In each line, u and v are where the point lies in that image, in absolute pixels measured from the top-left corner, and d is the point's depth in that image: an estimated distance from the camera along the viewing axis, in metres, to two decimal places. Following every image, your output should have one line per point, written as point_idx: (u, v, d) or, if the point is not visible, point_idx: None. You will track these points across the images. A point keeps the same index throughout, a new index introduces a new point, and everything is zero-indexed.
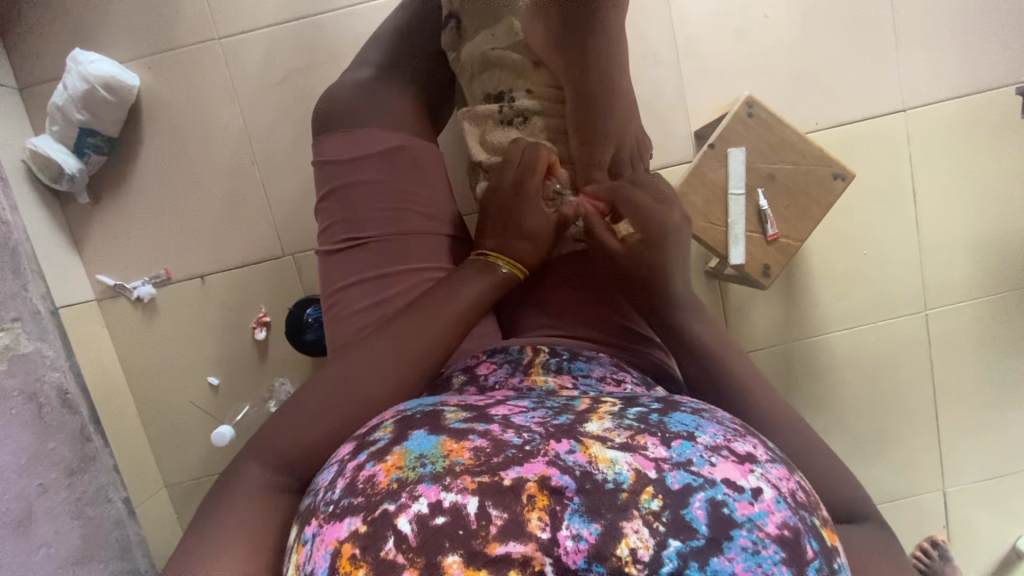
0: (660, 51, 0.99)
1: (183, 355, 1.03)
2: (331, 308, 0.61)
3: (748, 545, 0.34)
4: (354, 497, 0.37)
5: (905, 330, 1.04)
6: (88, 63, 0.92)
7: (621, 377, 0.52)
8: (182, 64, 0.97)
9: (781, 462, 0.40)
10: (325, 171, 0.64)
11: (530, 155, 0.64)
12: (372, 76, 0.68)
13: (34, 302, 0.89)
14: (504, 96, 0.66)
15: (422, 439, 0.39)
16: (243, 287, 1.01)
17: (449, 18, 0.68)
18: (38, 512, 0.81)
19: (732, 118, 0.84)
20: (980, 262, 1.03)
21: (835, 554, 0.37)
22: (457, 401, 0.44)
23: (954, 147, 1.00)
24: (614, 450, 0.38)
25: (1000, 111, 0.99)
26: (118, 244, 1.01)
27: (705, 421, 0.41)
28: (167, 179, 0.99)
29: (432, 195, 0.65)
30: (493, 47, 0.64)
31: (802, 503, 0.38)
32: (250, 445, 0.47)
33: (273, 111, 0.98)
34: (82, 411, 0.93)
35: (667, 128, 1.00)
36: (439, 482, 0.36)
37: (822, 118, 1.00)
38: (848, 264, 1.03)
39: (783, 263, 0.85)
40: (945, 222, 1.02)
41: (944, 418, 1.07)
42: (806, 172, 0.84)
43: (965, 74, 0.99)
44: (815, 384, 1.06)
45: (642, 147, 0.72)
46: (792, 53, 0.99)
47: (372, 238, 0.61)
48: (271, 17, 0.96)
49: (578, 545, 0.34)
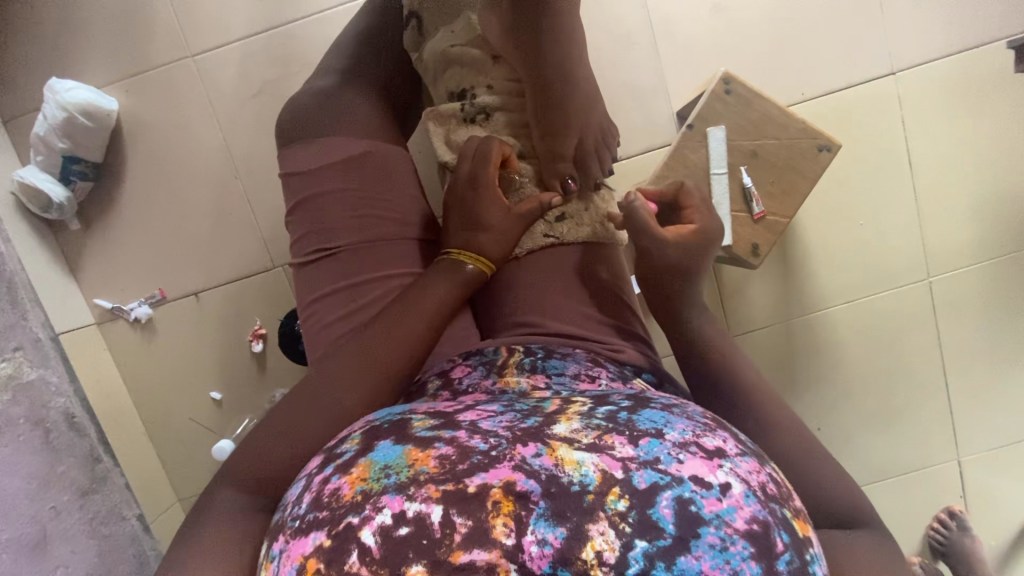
0: (635, 32, 0.97)
1: (183, 371, 1.04)
2: (308, 319, 0.61)
3: (716, 542, 0.35)
4: (320, 511, 0.37)
5: (908, 300, 1.02)
6: (66, 91, 0.93)
7: (596, 373, 0.51)
8: (159, 84, 0.97)
9: (753, 455, 0.41)
10: (295, 182, 0.64)
11: (485, 147, 0.63)
12: (336, 83, 0.67)
13: (34, 330, 0.91)
14: (466, 92, 0.67)
15: (387, 449, 0.39)
16: (237, 301, 1.02)
17: (410, 17, 0.68)
18: (53, 534, 0.84)
19: (710, 97, 0.82)
20: (982, 225, 1.00)
21: (807, 544, 0.37)
22: (426, 409, 0.44)
23: (948, 107, 0.97)
24: (580, 451, 0.38)
25: (995, 67, 0.96)
26: (111, 267, 1.02)
27: (675, 417, 0.42)
28: (154, 200, 1.00)
29: (403, 200, 0.65)
30: (452, 44, 0.64)
31: (773, 496, 0.38)
32: (231, 461, 0.48)
33: (251, 123, 0.98)
34: (91, 433, 0.95)
35: (649, 111, 0.98)
36: (402, 492, 0.36)
37: (809, 88, 0.97)
38: (845, 236, 1.01)
39: (772, 242, 0.83)
40: (943, 185, 0.99)
41: (954, 387, 1.04)
42: (790, 146, 0.81)
43: (954, 31, 0.95)
44: (818, 360, 1.04)
45: (607, 137, 0.71)
46: (772, 23, 0.96)
47: (344, 247, 0.61)
48: (242, 29, 0.96)
49: (543, 550, 0.34)
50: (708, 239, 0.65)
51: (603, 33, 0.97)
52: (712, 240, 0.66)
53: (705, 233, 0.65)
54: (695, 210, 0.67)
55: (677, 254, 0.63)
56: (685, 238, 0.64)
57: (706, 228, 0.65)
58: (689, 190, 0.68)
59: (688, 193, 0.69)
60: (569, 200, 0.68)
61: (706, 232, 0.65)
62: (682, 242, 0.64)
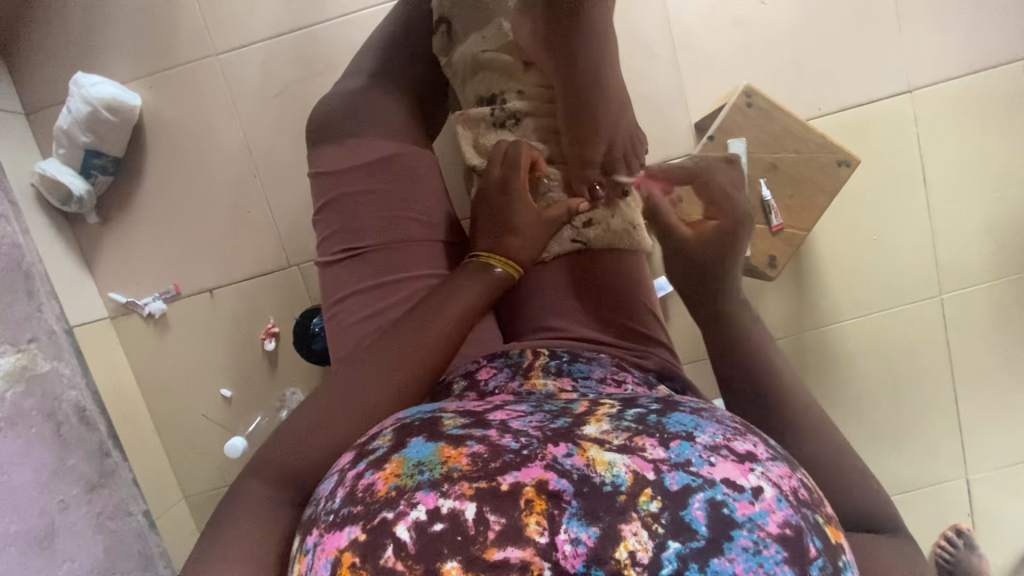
0: (657, 44, 0.98)
1: (194, 367, 1.04)
2: (332, 318, 0.62)
3: (750, 545, 0.35)
4: (353, 506, 0.37)
5: (921, 316, 1.02)
6: (91, 85, 0.94)
7: (622, 378, 0.52)
8: (182, 81, 0.98)
9: (783, 460, 0.41)
10: (321, 182, 0.65)
11: (514, 152, 0.64)
12: (365, 85, 0.68)
13: (49, 322, 0.90)
14: (496, 97, 0.67)
15: (419, 446, 0.40)
16: (251, 299, 1.02)
17: (439, 23, 0.69)
18: (61, 527, 0.82)
19: (731, 110, 0.83)
20: (996, 244, 1.00)
21: (840, 551, 0.37)
22: (455, 408, 0.45)
23: (963, 126, 0.98)
24: (612, 452, 0.38)
25: (1009, 89, 0.97)
26: (127, 262, 1.02)
27: (704, 421, 0.42)
28: (173, 195, 1.01)
29: (428, 202, 0.66)
30: (484, 49, 0.65)
31: (804, 501, 0.38)
32: (256, 455, 0.48)
33: (272, 123, 0.99)
34: (101, 427, 0.94)
35: (668, 122, 0.99)
36: (437, 488, 0.37)
37: (825, 104, 0.99)
38: (859, 250, 1.01)
39: (789, 255, 0.84)
40: (957, 203, 1.00)
41: (964, 404, 1.04)
42: (809, 161, 0.82)
43: (971, 52, 0.96)
44: (830, 374, 1.04)
45: (636, 142, 0.70)
46: (791, 39, 0.97)
47: (369, 248, 0.61)
48: (266, 30, 0.97)
49: (577, 549, 0.35)
50: (735, 228, 0.62)
51: (625, 44, 0.98)
52: (739, 229, 0.62)
53: (729, 226, 0.62)
54: (715, 202, 0.63)
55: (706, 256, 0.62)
56: (707, 235, 0.62)
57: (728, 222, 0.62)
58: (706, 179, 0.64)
59: (711, 181, 0.64)
60: (596, 205, 0.68)
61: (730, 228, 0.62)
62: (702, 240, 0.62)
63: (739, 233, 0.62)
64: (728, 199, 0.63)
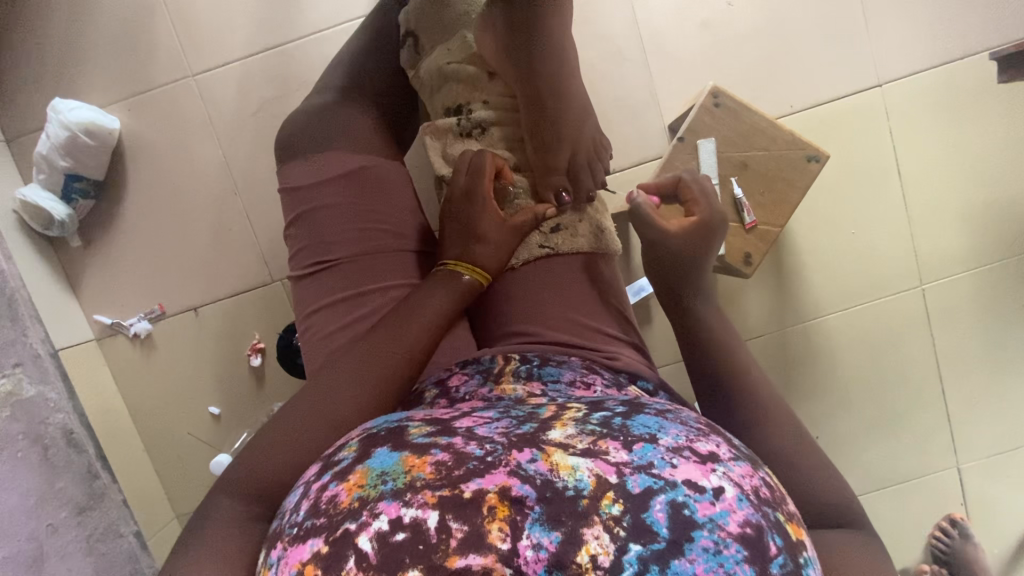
0: (627, 49, 0.99)
1: (182, 386, 1.04)
2: (306, 331, 0.63)
3: (710, 545, 0.35)
4: (317, 518, 0.38)
5: (903, 307, 1.03)
6: (68, 110, 0.95)
7: (591, 380, 0.52)
8: (161, 103, 0.99)
9: (746, 459, 0.41)
10: (292, 198, 0.66)
11: (478, 161, 0.65)
12: (335, 102, 0.69)
13: (34, 346, 0.90)
14: (462, 107, 0.69)
15: (385, 456, 0.40)
16: (236, 315, 1.03)
17: (406, 36, 0.71)
18: (49, 551, 0.82)
19: (699, 110, 0.84)
20: (972, 232, 1.01)
21: (801, 548, 0.38)
22: (422, 416, 0.45)
23: (934, 117, 0.99)
24: (575, 457, 0.39)
25: (977, 79, 0.98)
26: (111, 283, 1.03)
27: (668, 423, 0.42)
28: (155, 214, 1.02)
29: (396, 214, 0.66)
30: (449, 61, 0.67)
31: (765, 500, 0.39)
32: (228, 474, 0.48)
33: (251, 140, 1.00)
34: (89, 449, 0.93)
35: (642, 125, 1.00)
36: (399, 498, 0.37)
37: (797, 100, 1.00)
38: (837, 243, 1.02)
39: (763, 251, 0.85)
40: (932, 193, 1.01)
41: (951, 393, 1.05)
42: (779, 158, 0.84)
43: (937, 44, 0.98)
44: (815, 368, 1.04)
45: (599, 149, 0.73)
46: (760, 39, 0.99)
47: (340, 261, 0.62)
48: (241, 50, 0.98)
49: (538, 554, 0.35)
50: (711, 227, 0.71)
51: (595, 49, 0.99)
52: (715, 229, 0.71)
53: (708, 224, 0.71)
54: (696, 202, 0.74)
55: (683, 244, 0.70)
56: (689, 227, 0.71)
57: (707, 218, 0.72)
58: (688, 182, 0.76)
59: (686, 185, 0.76)
60: (563, 211, 0.69)
61: (709, 223, 0.71)
62: (685, 232, 0.71)
63: (711, 230, 0.71)
64: (706, 200, 0.73)
